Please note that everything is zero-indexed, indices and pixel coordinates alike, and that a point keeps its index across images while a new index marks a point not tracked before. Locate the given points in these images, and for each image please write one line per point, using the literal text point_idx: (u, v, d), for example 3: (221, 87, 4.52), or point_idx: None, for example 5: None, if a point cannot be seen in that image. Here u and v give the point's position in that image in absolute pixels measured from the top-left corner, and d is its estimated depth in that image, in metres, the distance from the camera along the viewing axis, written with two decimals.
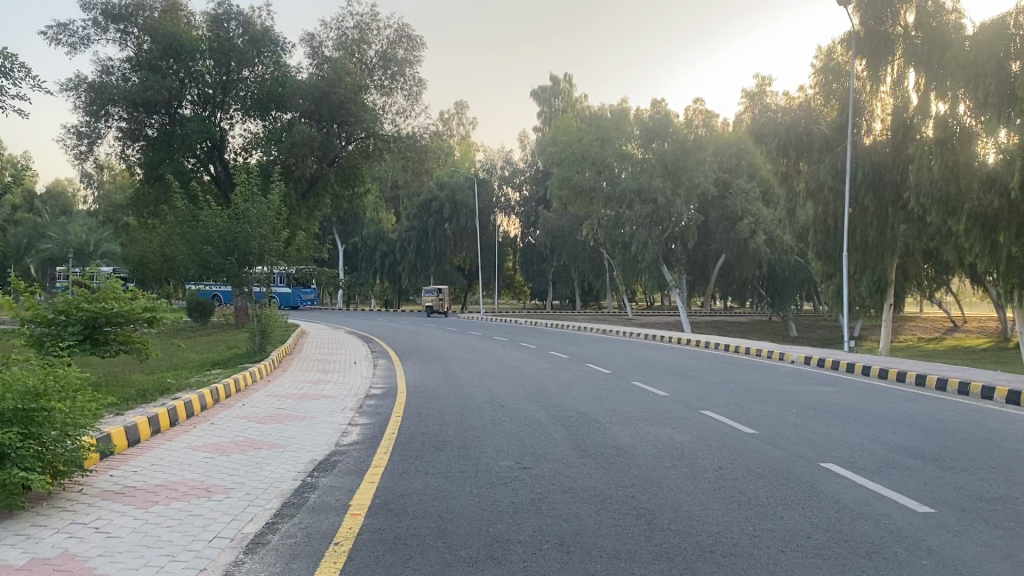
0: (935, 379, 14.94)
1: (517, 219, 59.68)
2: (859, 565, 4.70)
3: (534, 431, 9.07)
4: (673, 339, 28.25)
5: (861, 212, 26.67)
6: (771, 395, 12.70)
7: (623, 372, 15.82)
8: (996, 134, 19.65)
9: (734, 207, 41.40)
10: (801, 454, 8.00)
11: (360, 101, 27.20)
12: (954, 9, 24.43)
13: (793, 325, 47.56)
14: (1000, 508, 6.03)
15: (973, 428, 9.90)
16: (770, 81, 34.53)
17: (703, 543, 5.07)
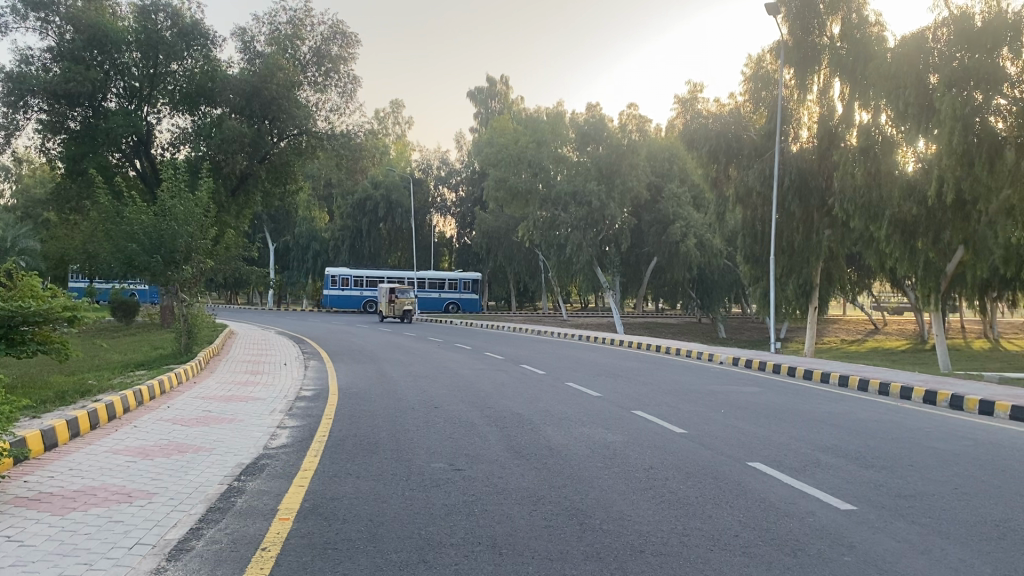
0: (856, 379, 15.43)
1: (453, 220, 59.76)
2: (785, 563, 4.80)
3: (467, 432, 9.06)
4: (606, 340, 28.63)
5: (788, 219, 27.31)
6: (700, 395, 12.95)
7: (556, 372, 15.98)
8: (916, 144, 20.51)
9: (666, 211, 42.13)
10: (729, 453, 8.17)
11: (292, 97, 26.61)
12: (876, 22, 25.47)
13: (721, 327, 48.58)
14: (917, 505, 6.24)
15: (891, 428, 10.24)
16: (702, 87, 35.11)
17: (634, 543, 5.11)
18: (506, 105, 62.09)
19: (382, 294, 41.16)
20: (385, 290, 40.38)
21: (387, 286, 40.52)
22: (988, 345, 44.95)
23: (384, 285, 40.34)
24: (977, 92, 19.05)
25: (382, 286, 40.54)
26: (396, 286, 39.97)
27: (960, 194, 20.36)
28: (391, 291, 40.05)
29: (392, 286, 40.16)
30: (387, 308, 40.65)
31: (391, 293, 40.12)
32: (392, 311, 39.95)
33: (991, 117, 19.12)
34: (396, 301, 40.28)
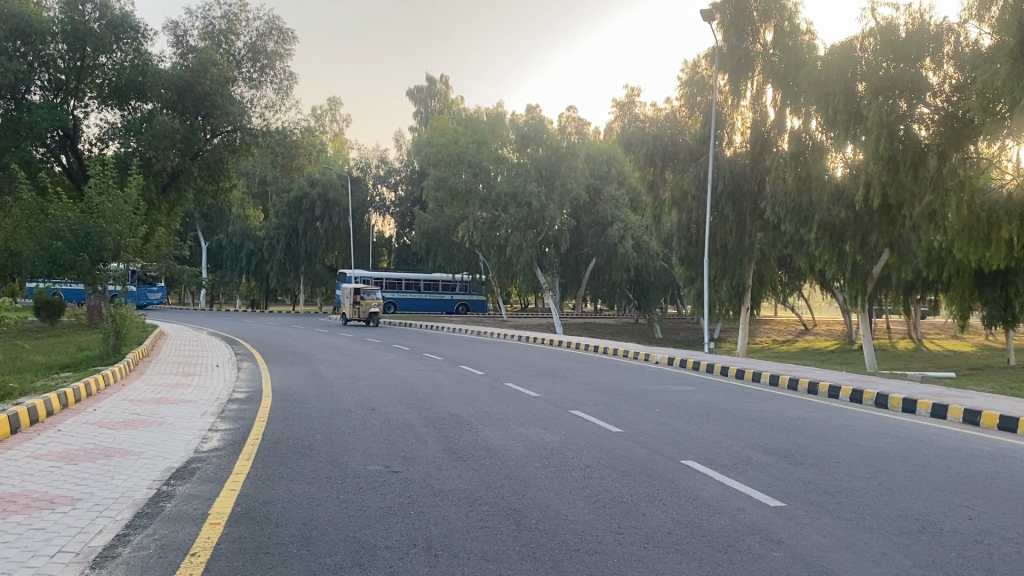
0: (787, 378, 15.81)
1: (392, 220, 59.38)
2: (716, 559, 4.90)
3: (404, 434, 9.00)
4: (546, 340, 28.87)
5: (721, 222, 27.85)
6: (637, 395, 13.11)
7: (495, 373, 16.02)
8: (843, 149, 21.07)
9: (605, 213, 42.55)
10: (663, 452, 8.29)
11: (225, 93, 26.12)
12: (807, 31, 26.20)
13: (657, 327, 49.30)
14: (843, 501, 6.43)
15: (820, 425, 10.54)
16: (640, 91, 35.52)
17: (569, 543, 5.15)
18: (445, 105, 61.93)
19: (345, 296, 38.07)
20: (349, 290, 37.35)
21: (350, 286, 37.55)
22: (912, 345, 46.57)
23: (347, 285, 37.29)
24: (901, 101, 19.74)
25: (345, 286, 37.43)
26: (362, 287, 37.07)
27: (885, 198, 21.16)
28: (357, 292, 37.14)
29: (356, 287, 37.12)
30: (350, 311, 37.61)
31: (356, 295, 37.07)
32: (357, 314, 36.99)
33: (915, 125, 19.97)
34: (361, 302, 37.30)
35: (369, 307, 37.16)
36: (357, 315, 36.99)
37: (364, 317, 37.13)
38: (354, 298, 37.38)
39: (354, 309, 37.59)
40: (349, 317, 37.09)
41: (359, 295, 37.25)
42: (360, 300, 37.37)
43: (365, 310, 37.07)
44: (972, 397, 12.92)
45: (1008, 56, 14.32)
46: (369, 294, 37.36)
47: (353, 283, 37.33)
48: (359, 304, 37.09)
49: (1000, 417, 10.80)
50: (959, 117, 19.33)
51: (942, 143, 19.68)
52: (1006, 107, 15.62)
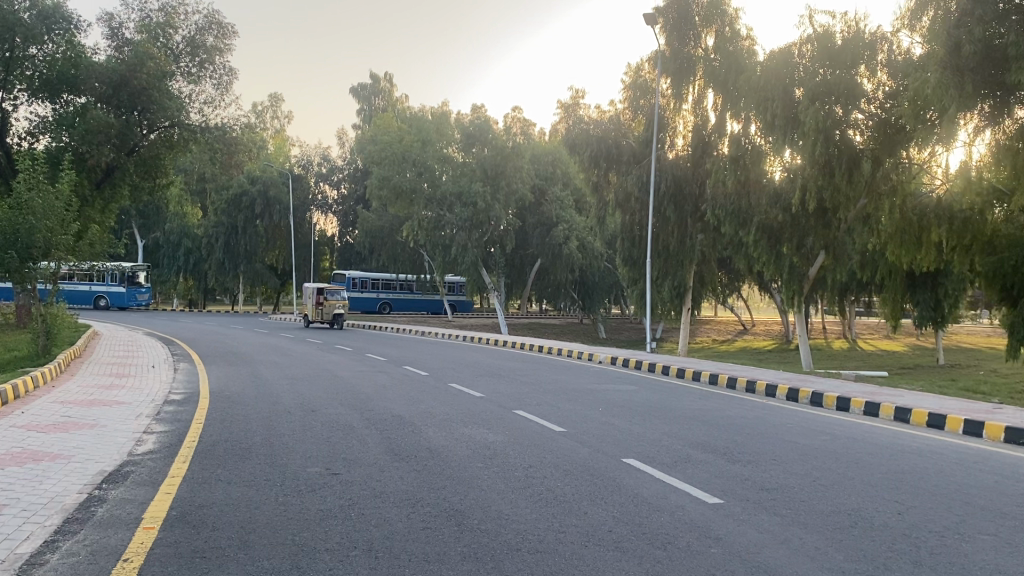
0: (726, 377, 16.12)
1: (334, 219, 58.64)
2: (655, 556, 4.97)
3: (345, 435, 8.92)
4: (490, 340, 28.90)
5: (663, 223, 28.24)
6: (580, 394, 13.22)
7: (439, 373, 15.97)
8: (782, 154, 21.54)
9: (550, 214, 42.76)
10: (606, 451, 8.38)
11: (163, 88, 25.54)
12: (747, 36, 26.77)
13: (601, 327, 49.79)
14: (778, 497, 6.58)
15: (756, 424, 10.77)
16: (584, 94, 35.76)
17: (511, 542, 5.18)
18: (389, 104, 61.52)
19: (308, 296, 35.81)
20: (312, 290, 35.10)
21: (313, 286, 35.32)
22: (847, 345, 47.79)
23: (309, 284, 35.09)
24: (837, 106, 20.23)
25: (307, 286, 35.33)
26: (325, 287, 34.90)
27: (821, 202, 21.76)
28: (319, 292, 34.95)
29: (319, 286, 34.91)
30: (312, 312, 35.32)
31: (319, 295, 34.85)
32: (319, 316, 34.77)
33: (850, 130, 20.51)
34: (324, 304, 35.06)
35: (333, 308, 34.97)
36: (319, 316, 34.76)
37: (327, 319, 34.89)
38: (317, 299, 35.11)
39: (316, 310, 35.33)
40: (311, 319, 34.89)
41: (322, 296, 35.02)
42: (324, 301, 35.15)
43: (328, 311, 34.84)
44: (901, 395, 13.35)
45: (937, 65, 14.74)
46: (333, 294, 35.12)
47: (316, 283, 35.07)
48: (322, 305, 34.84)
49: (929, 415, 11.16)
50: (892, 123, 19.84)
51: (876, 147, 20.20)
52: (936, 114, 16.13)
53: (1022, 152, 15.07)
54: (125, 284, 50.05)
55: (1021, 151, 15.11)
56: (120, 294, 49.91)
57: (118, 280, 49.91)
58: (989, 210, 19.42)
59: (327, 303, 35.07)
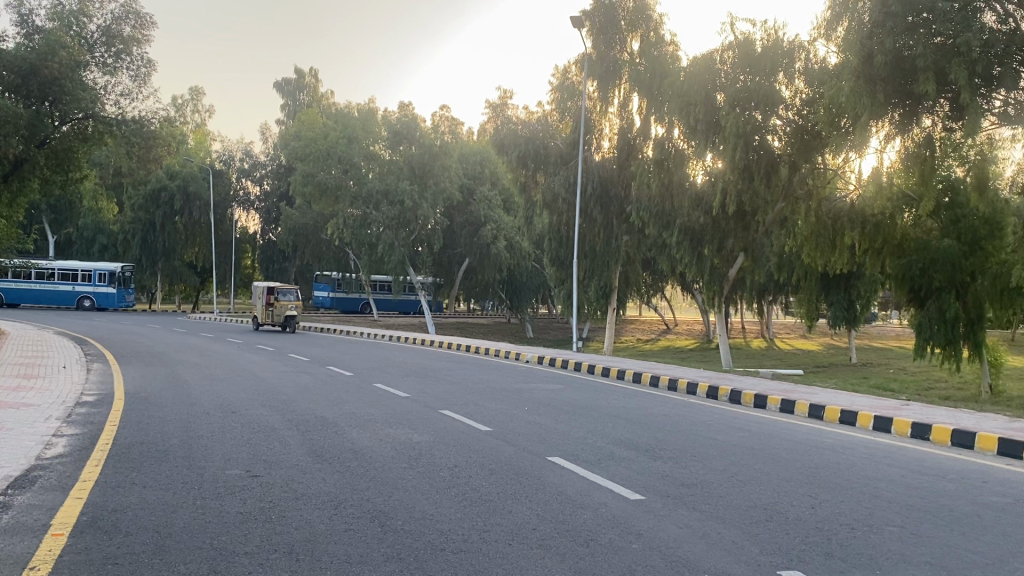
0: (648, 375, 16.46)
1: (257, 216, 57.16)
2: (577, 553, 5.04)
3: (267, 437, 8.77)
4: (417, 340, 28.64)
5: (590, 224, 28.60)
6: (506, 393, 13.29)
7: (363, 373, 15.82)
8: (703, 158, 22.03)
9: (478, 213, 42.90)
10: (530, 449, 8.45)
11: (76, 78, 24.56)
12: (671, 41, 27.28)
13: (528, 326, 50.14)
14: (698, 493, 6.74)
15: (677, 421, 11.01)
16: (513, 94, 35.81)
17: (435, 542, 5.17)
18: (314, 99, 60.57)
19: (258, 296, 32.96)
20: (262, 290, 32.24)
21: (264, 285, 32.45)
22: (765, 344, 49.28)
23: (259, 283, 32.16)
24: (756, 112, 20.61)
25: (257, 285, 32.48)
26: (275, 287, 31.92)
27: (741, 205, 22.54)
28: (269, 292, 32.04)
29: (268, 286, 31.96)
30: (262, 314, 32.52)
31: (269, 296, 31.92)
32: (270, 318, 31.96)
33: (769, 135, 21.00)
34: (274, 305, 32.16)
35: (284, 310, 32.09)
36: (270, 319, 31.88)
37: (278, 321, 32.07)
38: (268, 299, 32.25)
39: (266, 312, 32.40)
40: (261, 321, 32.06)
41: (273, 296, 32.18)
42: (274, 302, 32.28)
43: (279, 313, 32.04)
44: (814, 393, 13.84)
45: (851, 74, 15.29)
46: (284, 294, 32.29)
47: (265, 282, 32.15)
48: (273, 307, 31.98)
49: (841, 412, 11.58)
50: (809, 130, 20.49)
51: (792, 153, 20.87)
52: (848, 122, 16.78)
53: (929, 159, 15.84)
54: (114, 284, 49.19)
55: (926, 159, 15.86)
56: (108, 294, 48.88)
57: (107, 280, 48.98)
58: (898, 215, 21.08)
59: (277, 304, 32.11)
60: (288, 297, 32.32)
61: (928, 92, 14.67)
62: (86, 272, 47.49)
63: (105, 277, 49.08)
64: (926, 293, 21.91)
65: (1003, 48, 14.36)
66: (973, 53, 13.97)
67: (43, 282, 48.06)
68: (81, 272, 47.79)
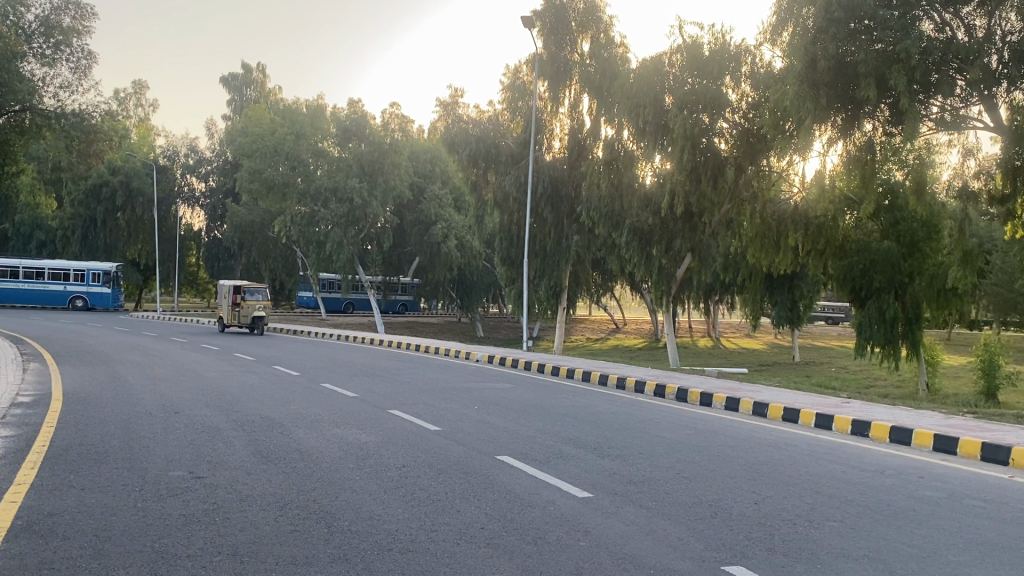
0: (598, 374, 16.58)
1: (202, 213, 56.03)
2: (525, 551, 5.05)
3: (211, 438, 8.62)
4: (368, 340, 28.29)
5: (541, 224, 28.72)
6: (455, 392, 13.26)
7: (311, 373, 15.63)
8: (652, 159, 22.26)
9: (428, 212, 42.79)
10: (480, 448, 8.44)
11: (13, 69, 23.75)
12: (621, 44, 27.53)
13: (479, 326, 50.07)
14: (645, 490, 6.82)
15: (625, 419, 11.11)
16: (463, 93, 35.65)
17: (382, 543, 5.14)
18: (261, 95, 59.73)
19: (224, 295, 30.09)
20: (228, 288, 29.44)
21: (230, 283, 29.63)
22: (712, 342, 50.04)
23: (224, 282, 29.34)
24: (704, 114, 20.93)
25: (222, 283, 29.69)
26: (242, 285, 29.10)
27: (688, 206, 22.88)
28: (235, 292, 29.24)
29: (234, 285, 29.16)
30: (227, 314, 29.90)
31: (235, 295, 29.11)
32: (235, 319, 29.28)
33: (716, 138, 21.35)
34: (240, 305, 29.38)
35: (251, 310, 29.30)
36: (235, 320, 29.13)
37: (245, 323, 29.39)
38: (233, 299, 29.49)
39: (232, 313, 29.62)
40: (226, 323, 29.42)
41: (239, 295, 29.40)
42: (240, 302, 29.48)
43: (246, 314, 29.27)
44: (759, 390, 14.09)
45: (795, 79, 15.55)
46: (252, 293, 29.49)
47: (231, 280, 29.34)
48: (239, 307, 29.12)
49: (784, 409, 11.81)
50: (754, 133, 20.77)
51: (738, 155, 21.08)
52: (792, 125, 17.09)
53: (869, 163, 16.26)
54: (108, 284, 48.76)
55: (867, 164, 16.28)
56: (101, 293, 48.50)
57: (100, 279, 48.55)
58: (841, 216, 21.64)
59: (244, 305, 29.30)
60: (256, 297, 29.51)
61: (869, 98, 15.09)
62: (79, 271, 47.23)
63: (98, 276, 48.91)
64: (867, 293, 22.53)
65: (940, 57, 14.82)
66: (911, 60, 14.41)
67: (34, 281, 47.63)
68: (74, 271, 47.54)
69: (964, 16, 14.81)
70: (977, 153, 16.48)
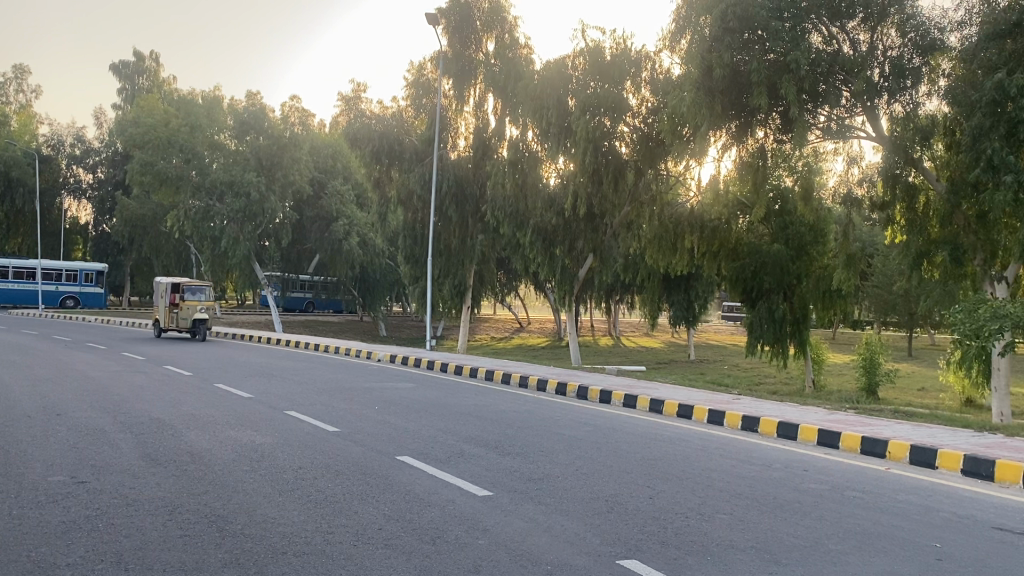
0: (501, 373, 16.62)
1: (89, 205, 53.73)
2: (423, 551, 5.04)
3: (95, 441, 8.23)
4: (266, 339, 27.51)
5: (446, 222, 28.60)
6: (355, 393, 13.05)
7: (205, 373, 15.12)
8: (556, 160, 22.55)
9: (329, 208, 42.08)
10: (379, 449, 8.35)
11: None
12: (526, 44, 27.70)
13: (382, 325, 49.47)
14: (543, 487, 6.90)
15: (527, 418, 11.17)
16: (366, 88, 35.18)
17: (277, 545, 5.04)
18: (154, 84, 57.49)
19: (160, 295, 25.88)
20: (165, 287, 25.15)
21: (168, 280, 25.48)
22: (612, 341, 50.97)
23: (162, 279, 25.11)
24: (605, 118, 21.27)
25: (160, 281, 25.42)
26: (181, 283, 24.78)
27: (590, 208, 23.26)
28: (173, 292, 24.98)
29: (173, 282, 24.89)
30: (165, 318, 25.65)
31: (173, 296, 24.84)
32: (173, 323, 25.07)
33: (617, 141, 21.77)
34: (179, 307, 25.15)
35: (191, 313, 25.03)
36: (173, 324, 25.05)
37: (184, 328, 25.28)
38: (171, 299, 25.27)
39: (169, 315, 25.38)
40: (164, 327, 25.34)
41: (178, 295, 25.14)
42: (180, 303, 25.19)
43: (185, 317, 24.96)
44: (656, 388, 14.43)
45: (692, 85, 16.01)
46: (193, 292, 25.29)
47: (169, 277, 25.10)
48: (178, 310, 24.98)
49: (679, 406, 12.16)
50: (653, 137, 21.39)
51: (639, 159, 21.66)
52: (690, 131, 17.59)
53: (761, 168, 16.86)
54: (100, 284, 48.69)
55: (758, 168, 17.00)
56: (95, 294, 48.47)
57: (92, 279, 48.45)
58: (734, 220, 22.37)
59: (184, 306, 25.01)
60: (198, 296, 25.27)
61: (761, 105, 15.66)
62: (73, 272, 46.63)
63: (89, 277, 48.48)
64: (758, 294, 23.21)
65: (828, 67, 15.46)
66: (800, 71, 15.06)
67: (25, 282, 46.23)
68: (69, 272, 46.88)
69: (849, 30, 15.57)
70: (860, 161, 17.35)
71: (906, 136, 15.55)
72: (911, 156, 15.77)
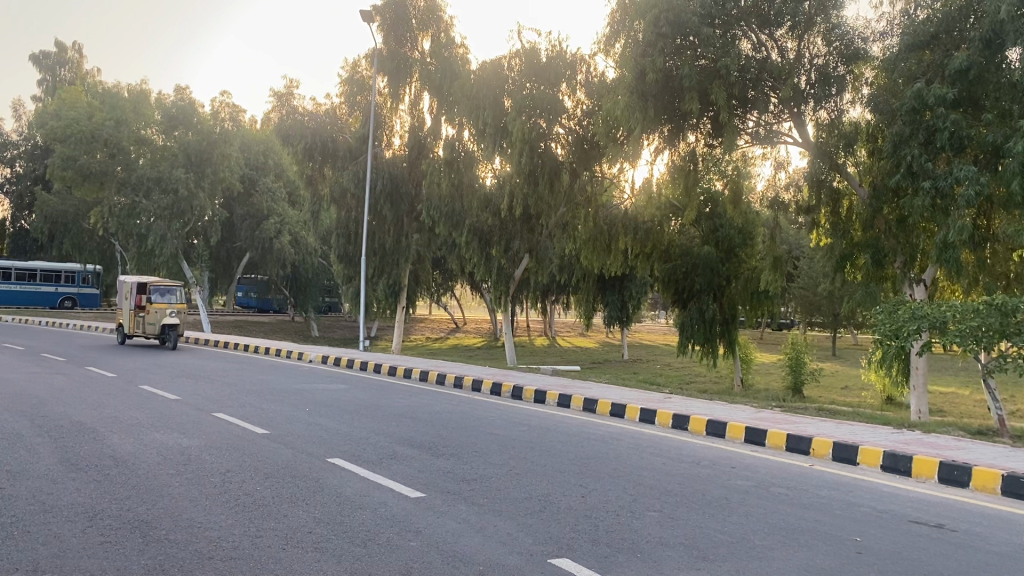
0: (435, 374, 16.56)
1: (8, 200, 51.74)
2: (354, 553, 5.00)
3: (11, 445, 7.91)
4: (195, 339, 26.89)
5: (380, 221, 28.34)
6: (287, 394, 12.86)
7: (129, 374, 14.70)
8: (492, 160, 22.62)
9: (260, 205, 41.35)
10: (311, 451, 8.24)
11: None
12: (461, 44, 27.64)
13: (315, 325, 48.80)
14: (476, 487, 6.92)
15: (460, 418, 11.16)
16: (298, 84, 34.61)
17: (203, 550, 4.94)
18: (78, 76, 55.62)
19: (125, 297, 23.36)
20: (131, 287, 22.63)
21: (135, 280, 22.93)
22: (547, 341, 51.17)
23: (127, 280, 22.62)
24: (540, 119, 21.38)
25: (125, 282, 22.87)
26: (147, 283, 22.19)
27: (525, 210, 23.54)
28: (139, 293, 22.39)
29: (139, 283, 22.34)
30: (131, 322, 23.09)
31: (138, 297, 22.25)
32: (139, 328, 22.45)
33: (552, 143, 21.89)
34: (145, 310, 22.55)
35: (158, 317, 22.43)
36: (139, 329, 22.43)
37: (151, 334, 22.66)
38: (138, 301, 22.66)
39: (135, 318, 22.80)
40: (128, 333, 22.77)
41: (145, 296, 22.54)
42: (146, 306, 22.56)
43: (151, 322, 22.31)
44: (589, 388, 14.56)
45: (626, 88, 16.12)
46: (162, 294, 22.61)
47: (135, 277, 22.57)
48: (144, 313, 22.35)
49: (611, 405, 12.31)
50: (588, 140, 21.75)
51: (573, 161, 21.97)
52: (623, 133, 17.81)
53: None
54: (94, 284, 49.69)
55: (689, 172, 17.69)
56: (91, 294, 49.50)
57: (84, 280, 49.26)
58: (665, 221, 22.72)
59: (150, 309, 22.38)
60: (167, 298, 22.55)
61: (692, 110, 15.98)
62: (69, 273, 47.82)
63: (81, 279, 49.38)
64: (688, 294, 23.74)
65: (756, 74, 15.91)
66: (731, 77, 15.39)
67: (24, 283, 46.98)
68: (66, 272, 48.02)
69: (777, 38, 15.96)
70: (787, 166, 17.82)
71: (830, 143, 16.13)
72: (836, 161, 16.29)
